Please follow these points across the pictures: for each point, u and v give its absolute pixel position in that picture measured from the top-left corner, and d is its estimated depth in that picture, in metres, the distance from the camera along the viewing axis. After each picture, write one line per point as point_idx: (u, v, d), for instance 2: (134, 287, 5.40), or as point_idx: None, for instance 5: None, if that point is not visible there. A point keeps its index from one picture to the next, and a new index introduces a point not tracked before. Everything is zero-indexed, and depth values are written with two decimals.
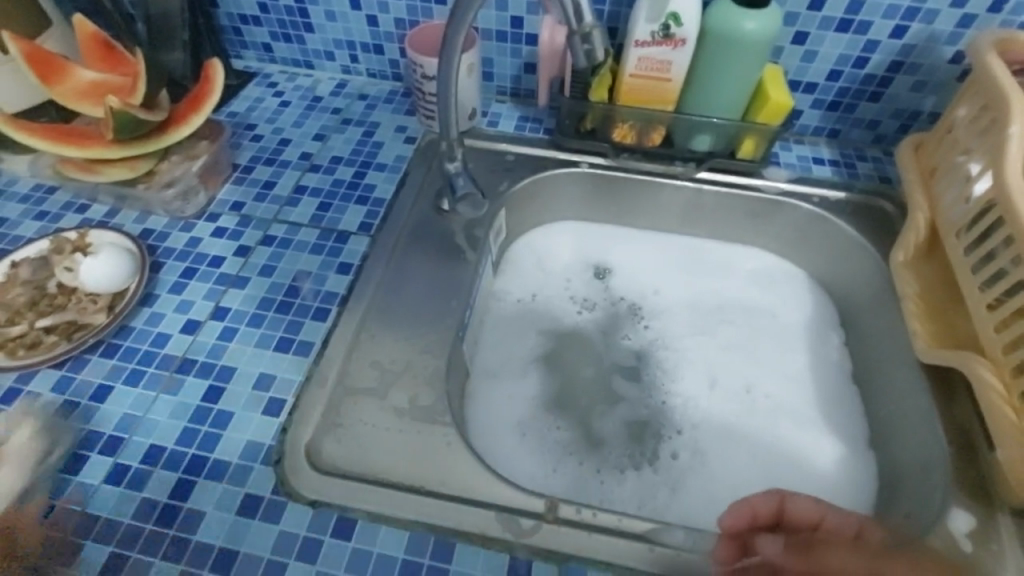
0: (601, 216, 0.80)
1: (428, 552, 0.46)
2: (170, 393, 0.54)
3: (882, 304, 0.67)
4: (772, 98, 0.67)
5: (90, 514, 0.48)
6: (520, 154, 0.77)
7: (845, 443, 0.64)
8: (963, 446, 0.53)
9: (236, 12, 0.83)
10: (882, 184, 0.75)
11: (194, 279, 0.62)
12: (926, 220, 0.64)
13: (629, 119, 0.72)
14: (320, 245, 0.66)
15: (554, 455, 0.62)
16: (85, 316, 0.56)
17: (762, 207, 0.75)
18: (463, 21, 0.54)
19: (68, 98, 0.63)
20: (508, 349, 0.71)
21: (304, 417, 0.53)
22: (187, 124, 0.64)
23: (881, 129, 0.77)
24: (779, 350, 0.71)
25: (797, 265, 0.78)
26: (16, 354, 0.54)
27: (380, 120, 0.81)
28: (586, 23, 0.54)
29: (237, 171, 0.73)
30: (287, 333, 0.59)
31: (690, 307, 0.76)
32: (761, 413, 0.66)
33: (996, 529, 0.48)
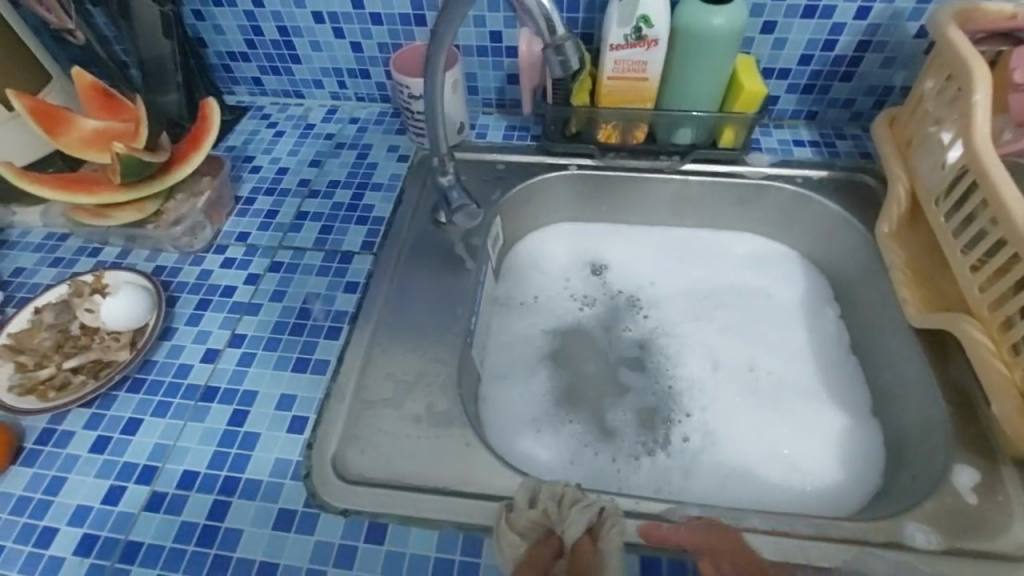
0: (593, 215, 0.83)
1: (458, 548, 0.48)
2: (197, 420, 0.57)
3: (874, 274, 0.69)
4: (747, 88, 0.69)
5: (134, 541, 0.50)
6: (510, 163, 0.80)
7: (851, 412, 0.66)
8: (959, 403, 0.55)
9: (224, 50, 0.86)
10: (862, 160, 0.77)
11: (209, 309, 0.65)
12: (906, 190, 0.67)
13: (612, 120, 0.74)
14: (325, 267, 0.69)
15: (571, 448, 0.64)
16: (109, 354, 0.59)
17: (747, 193, 0.77)
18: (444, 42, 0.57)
19: (72, 146, 0.65)
20: (516, 351, 0.73)
21: (327, 432, 0.55)
22: (188, 162, 0.66)
23: (856, 107, 0.80)
24: (777, 329, 0.73)
25: (788, 245, 0.80)
26: (47, 396, 0.57)
27: (372, 142, 0.84)
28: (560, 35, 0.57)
29: (239, 203, 0.76)
30: (303, 353, 0.61)
31: (688, 295, 0.78)
32: (766, 391, 0.68)
33: (1001, 479, 0.50)
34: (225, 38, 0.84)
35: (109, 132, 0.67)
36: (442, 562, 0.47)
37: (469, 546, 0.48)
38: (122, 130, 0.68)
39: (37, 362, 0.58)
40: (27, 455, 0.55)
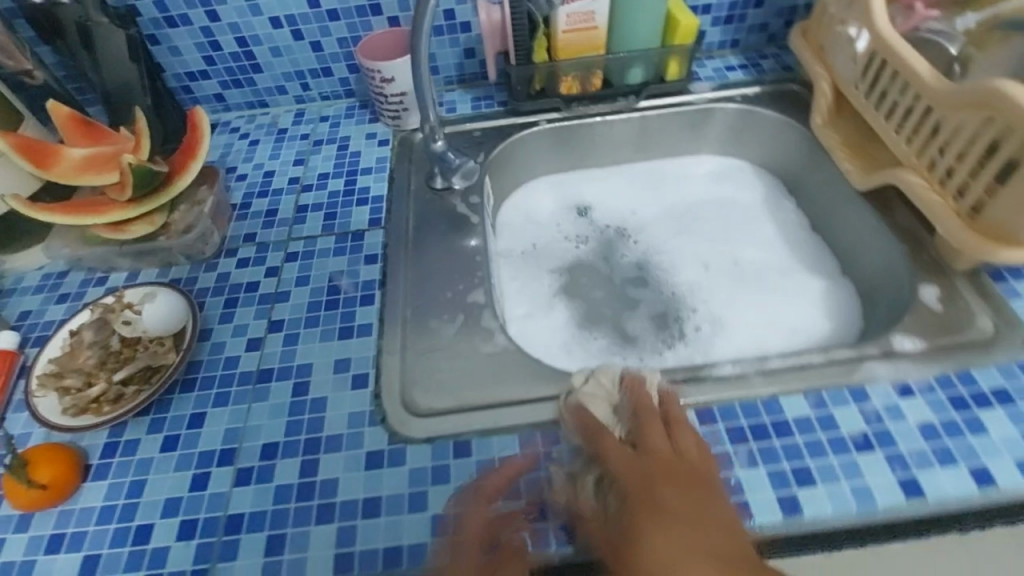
0: (566, 164, 0.91)
1: (539, 443, 0.54)
2: (260, 400, 0.59)
3: (817, 160, 0.80)
4: (681, 21, 0.79)
5: (234, 514, 0.52)
6: (485, 129, 0.86)
7: (826, 278, 0.76)
8: (910, 241, 0.66)
9: (183, 70, 0.87)
10: (785, 73, 0.89)
11: (239, 305, 0.67)
12: (830, 86, 0.78)
13: (570, 72, 0.82)
14: (341, 247, 0.72)
15: (602, 359, 0.71)
16: (158, 358, 0.60)
17: (697, 117, 0.87)
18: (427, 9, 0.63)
19: (67, 172, 0.65)
20: (531, 292, 0.79)
21: (389, 381, 0.59)
22: (189, 170, 0.68)
23: (771, 29, 0.91)
24: (749, 227, 0.84)
25: (740, 158, 0.91)
26: (103, 411, 0.57)
27: (349, 133, 0.88)
28: None
29: (236, 210, 0.78)
30: (345, 322, 0.65)
31: (665, 217, 0.87)
32: (754, 276, 0.78)
33: (958, 287, 0.61)
34: (183, 59, 0.86)
35: (100, 155, 0.68)
36: (529, 456, 0.53)
37: (548, 438, 0.54)
38: (113, 152, 0.69)
39: (86, 381, 0.59)
40: (98, 470, 0.55)
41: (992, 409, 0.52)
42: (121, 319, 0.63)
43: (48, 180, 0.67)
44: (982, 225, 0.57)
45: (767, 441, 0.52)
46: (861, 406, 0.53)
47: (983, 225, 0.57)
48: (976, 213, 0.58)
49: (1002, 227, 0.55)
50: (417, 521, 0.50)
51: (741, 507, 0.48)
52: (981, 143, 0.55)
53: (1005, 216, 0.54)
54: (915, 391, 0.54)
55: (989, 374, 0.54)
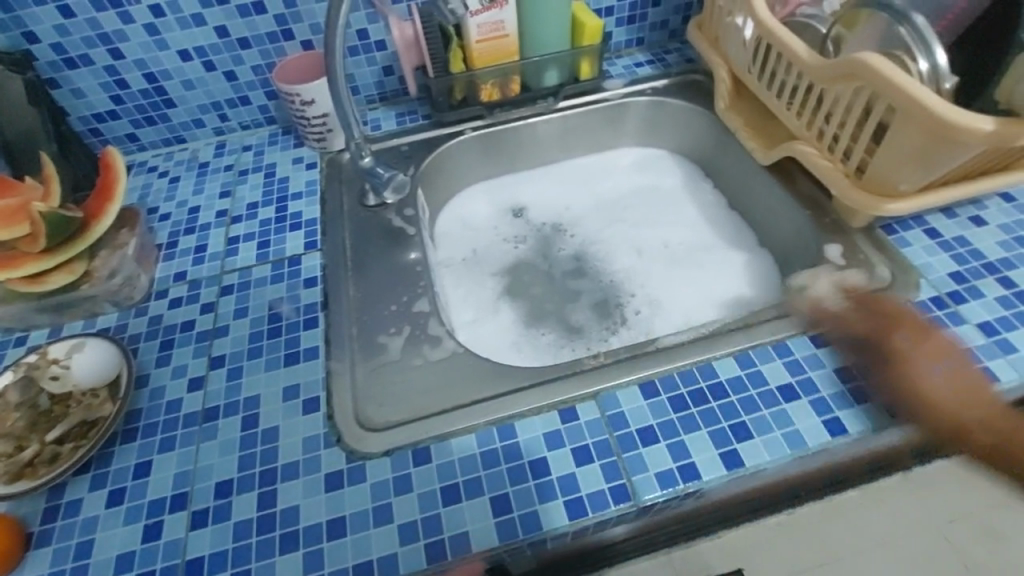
0: (496, 169, 0.94)
1: (497, 437, 0.55)
2: (209, 438, 0.58)
3: (725, 142, 0.86)
4: (587, 23, 0.83)
5: (193, 558, 0.50)
6: (412, 142, 0.87)
7: (746, 249, 0.82)
8: (813, 206, 0.73)
9: (89, 112, 0.84)
10: (688, 64, 0.95)
11: (176, 346, 0.65)
12: (727, 72, 0.84)
13: (488, 79, 0.85)
14: (278, 274, 0.72)
15: (551, 352, 0.73)
16: (95, 411, 0.57)
17: (613, 112, 0.92)
18: (334, 30, 0.65)
19: None
20: (476, 297, 0.81)
21: (341, 401, 0.59)
22: (106, 214, 0.66)
23: (671, 25, 0.98)
24: (672, 211, 0.89)
25: (658, 147, 0.96)
26: (39, 472, 0.53)
27: (274, 160, 0.87)
28: None
29: (163, 250, 0.76)
30: (290, 348, 0.64)
31: (596, 209, 0.92)
32: (682, 255, 0.82)
33: (856, 244, 0.67)
34: (87, 101, 0.83)
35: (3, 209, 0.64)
36: (488, 452, 0.54)
37: (505, 432, 0.55)
38: (20, 203, 0.65)
39: (16, 446, 0.55)
40: (40, 537, 0.52)
41: (893, 347, 0.58)
42: (48, 375, 0.59)
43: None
44: (866, 183, 0.63)
45: (707, 405, 0.55)
46: (785, 359, 0.58)
47: (867, 184, 0.63)
48: (861, 173, 0.64)
49: (882, 183, 0.62)
50: (384, 533, 0.50)
51: (690, 468, 0.51)
52: (854, 111, 0.62)
53: (883, 173, 0.61)
54: (830, 340, 0.59)
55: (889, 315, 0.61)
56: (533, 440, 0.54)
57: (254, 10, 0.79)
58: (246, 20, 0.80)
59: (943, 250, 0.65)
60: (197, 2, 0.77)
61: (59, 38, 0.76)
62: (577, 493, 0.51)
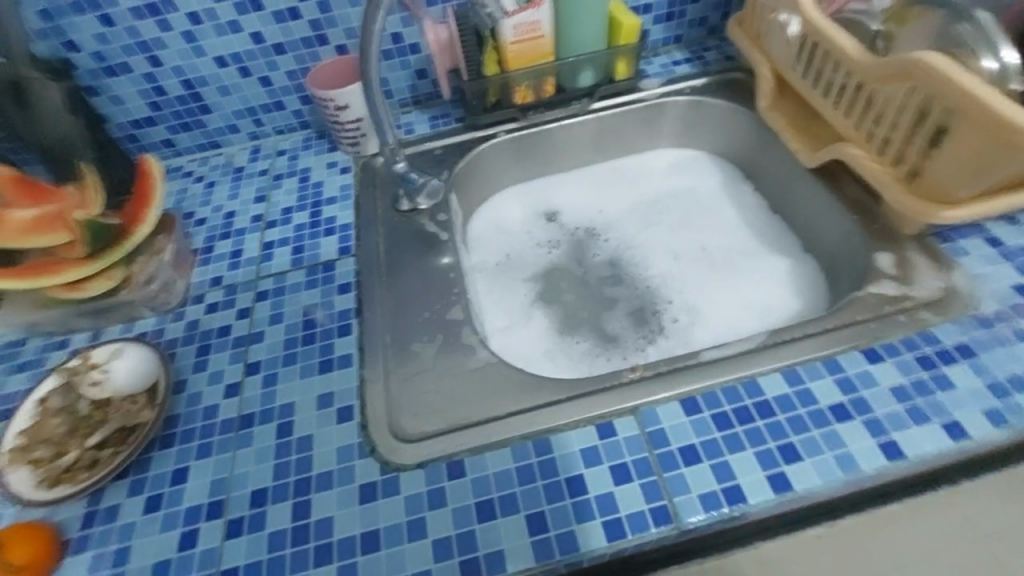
0: (528, 172, 0.92)
1: (532, 452, 0.53)
2: (245, 446, 0.58)
3: (766, 143, 0.82)
4: (624, 23, 0.81)
5: (228, 568, 0.50)
6: (444, 146, 0.87)
7: (790, 255, 0.78)
8: (859, 212, 0.69)
9: (129, 119, 0.85)
10: (728, 63, 0.92)
11: (211, 351, 0.66)
12: (770, 70, 0.80)
13: (523, 81, 0.83)
14: (312, 280, 0.71)
15: (586, 361, 0.71)
16: (132, 417, 0.58)
17: (650, 113, 0.89)
18: (371, 37, 0.64)
19: (16, 237, 0.62)
20: (508, 303, 0.79)
21: (375, 410, 0.58)
22: (145, 221, 0.67)
23: (710, 22, 0.94)
24: (711, 214, 0.86)
25: (697, 148, 0.93)
26: (79, 479, 0.55)
27: (307, 164, 0.87)
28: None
29: (199, 254, 0.77)
30: (323, 356, 0.64)
31: (631, 212, 0.89)
32: (722, 261, 0.79)
33: (911, 252, 0.64)
34: (128, 108, 0.84)
35: (46, 215, 0.65)
36: (523, 468, 0.52)
37: (541, 447, 0.53)
38: (61, 211, 0.66)
39: (57, 451, 0.56)
40: (78, 543, 0.53)
41: (953, 363, 0.54)
42: (89, 379, 0.60)
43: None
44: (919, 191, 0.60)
45: (752, 422, 0.53)
46: (835, 376, 0.55)
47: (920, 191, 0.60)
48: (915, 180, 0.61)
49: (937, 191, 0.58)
50: (418, 549, 0.49)
51: (735, 491, 0.49)
52: (910, 113, 0.58)
53: (939, 180, 0.57)
54: (884, 355, 0.56)
55: (947, 329, 0.57)
56: (570, 455, 0.53)
57: (288, 16, 0.79)
58: (280, 25, 0.80)
59: (1007, 260, 0.61)
60: (233, 8, 0.77)
61: (101, 46, 0.78)
62: (616, 513, 0.49)
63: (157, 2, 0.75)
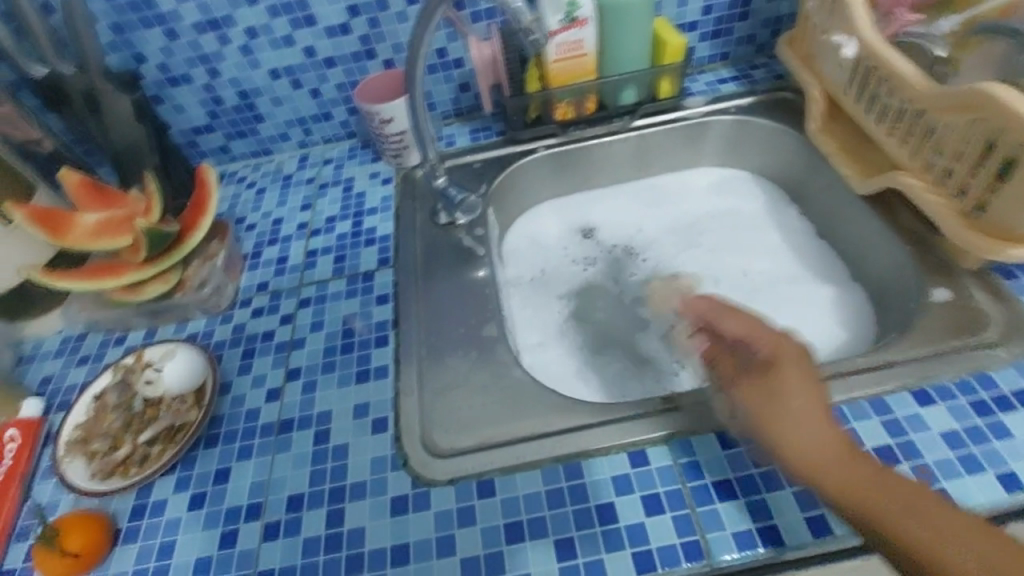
0: (567, 188, 0.92)
1: (563, 476, 0.53)
2: (284, 450, 0.60)
3: (815, 166, 0.80)
4: (669, 42, 0.80)
5: (264, 570, 0.52)
6: (485, 159, 0.87)
7: (835, 284, 0.76)
8: (914, 241, 0.67)
9: (188, 126, 0.90)
10: (777, 81, 0.90)
11: (256, 355, 0.68)
12: (821, 92, 0.78)
13: (564, 98, 0.84)
14: (353, 289, 0.73)
15: (619, 383, 0.71)
16: (181, 416, 0.61)
17: (693, 131, 0.88)
18: (417, 57, 0.66)
19: (83, 240, 0.66)
20: (542, 319, 0.79)
21: (409, 422, 0.59)
22: (199, 226, 0.70)
23: (759, 40, 0.92)
24: (753, 236, 0.84)
25: (741, 168, 0.91)
26: (130, 473, 0.58)
27: (352, 174, 0.90)
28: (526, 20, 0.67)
29: (248, 260, 0.80)
30: (361, 366, 0.65)
31: (670, 231, 0.88)
32: (763, 286, 0.78)
33: (967, 288, 0.61)
34: (187, 115, 0.88)
35: (112, 219, 0.69)
36: (553, 491, 0.52)
37: (571, 471, 0.53)
38: (125, 215, 0.70)
39: (112, 444, 0.60)
40: (127, 534, 0.56)
41: (1010, 411, 0.52)
42: (143, 377, 0.63)
43: (62, 247, 0.68)
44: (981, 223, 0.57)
45: None
46: (883, 418, 0.53)
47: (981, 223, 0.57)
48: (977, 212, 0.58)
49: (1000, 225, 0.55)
50: (448, 565, 0.50)
51: (771, 531, 0.48)
52: (971, 144, 0.56)
53: (1003, 214, 0.55)
54: (936, 399, 0.54)
55: (1005, 373, 0.54)
56: (601, 482, 0.52)
57: (340, 31, 0.82)
58: (332, 40, 0.83)
59: None
60: (289, 24, 0.81)
61: (165, 58, 0.82)
62: (646, 543, 0.48)
63: (219, 17, 0.79)
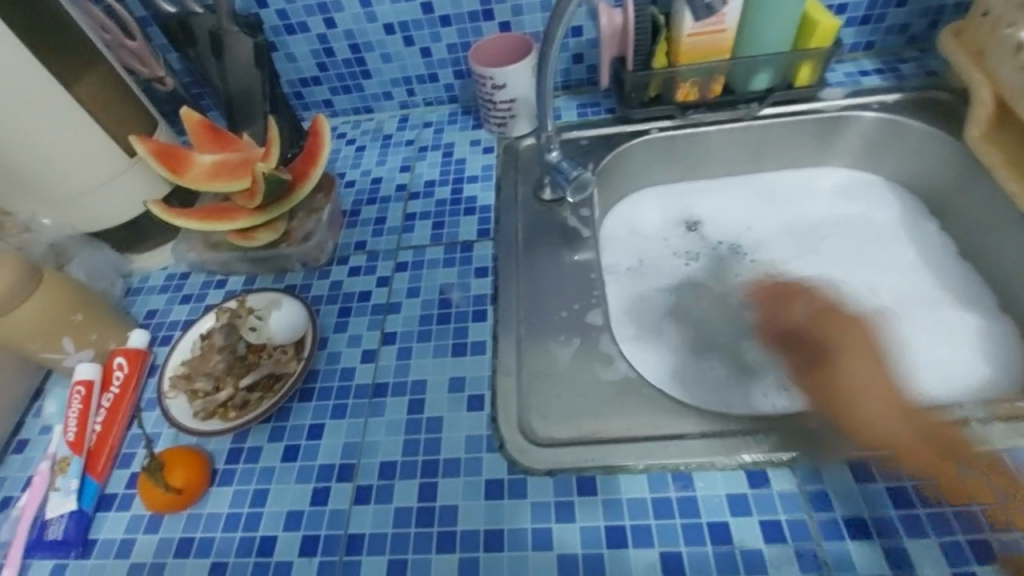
0: (673, 174, 0.86)
1: (671, 485, 0.50)
2: (377, 415, 0.59)
3: (970, 179, 0.71)
4: (821, 24, 0.72)
5: (355, 533, 0.51)
6: (593, 137, 0.83)
7: (984, 315, 0.67)
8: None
9: (296, 77, 0.89)
10: (932, 78, 0.80)
11: (352, 314, 0.68)
12: (991, 92, 0.68)
13: (690, 78, 0.77)
14: (451, 258, 0.71)
15: (720, 391, 0.66)
16: (282, 366, 0.61)
17: (826, 126, 0.80)
18: (558, 23, 0.61)
19: (198, 180, 0.67)
20: (641, 310, 0.74)
21: (506, 405, 0.57)
22: (309, 177, 0.69)
23: (914, 30, 0.82)
24: (881, 248, 0.76)
25: (871, 172, 0.83)
26: (230, 416, 0.58)
27: (453, 139, 0.87)
28: None
29: (346, 217, 0.79)
30: (457, 338, 0.63)
31: (787, 232, 0.81)
32: (891, 305, 0.70)
33: None
34: (297, 65, 0.87)
35: (226, 162, 0.70)
36: (660, 500, 0.49)
37: (681, 482, 0.50)
38: (241, 158, 0.70)
39: (215, 385, 0.60)
40: (222, 476, 0.57)
41: None
42: (248, 322, 0.63)
43: (176, 185, 0.69)
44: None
45: (935, 507, 0.46)
46: None
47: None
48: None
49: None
50: (543, 560, 0.47)
51: None
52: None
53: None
54: None
55: None
56: (715, 502, 0.48)
57: None
58: None
59: None
60: None
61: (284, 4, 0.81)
62: (762, 570, 0.45)
63: None
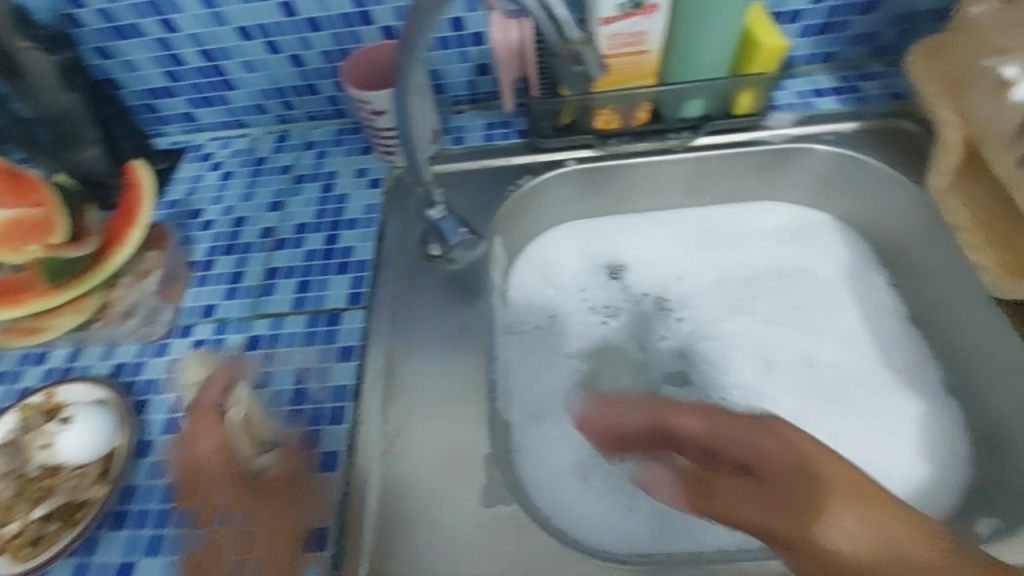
0: (596, 209, 0.73)
1: None
2: (198, 551, 0.48)
3: (932, 236, 0.60)
4: (764, 44, 0.59)
5: None
6: (493, 169, 0.70)
7: (927, 400, 0.58)
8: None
9: (144, 88, 0.74)
10: (895, 102, 0.67)
11: (188, 408, 0.56)
12: (960, 137, 0.57)
13: (608, 104, 0.64)
14: (311, 332, 0.60)
15: (625, 493, 0.57)
16: (81, 493, 0.51)
17: (770, 161, 0.68)
18: (412, 53, 0.47)
19: None
20: (543, 384, 0.65)
21: (353, 542, 0.49)
22: (126, 241, 0.59)
23: (879, 41, 0.69)
24: (825, 311, 0.65)
25: (819, 211, 0.71)
26: (20, 557, 0.49)
27: (335, 167, 0.74)
28: (573, 41, 0.45)
29: (197, 269, 0.67)
30: (306, 447, 0.52)
31: (721, 284, 0.70)
32: (828, 385, 0.61)
33: None
34: (142, 75, 0.73)
35: (23, 223, 0.54)
36: None
37: None
38: (40, 221, 0.55)
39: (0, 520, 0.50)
40: None
41: None
42: (56, 420, 0.53)
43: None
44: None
45: None
46: None
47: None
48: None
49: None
50: None
51: None
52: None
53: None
54: None
55: None
56: None
57: None
58: None
59: None
60: None
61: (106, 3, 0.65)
62: None
63: None
